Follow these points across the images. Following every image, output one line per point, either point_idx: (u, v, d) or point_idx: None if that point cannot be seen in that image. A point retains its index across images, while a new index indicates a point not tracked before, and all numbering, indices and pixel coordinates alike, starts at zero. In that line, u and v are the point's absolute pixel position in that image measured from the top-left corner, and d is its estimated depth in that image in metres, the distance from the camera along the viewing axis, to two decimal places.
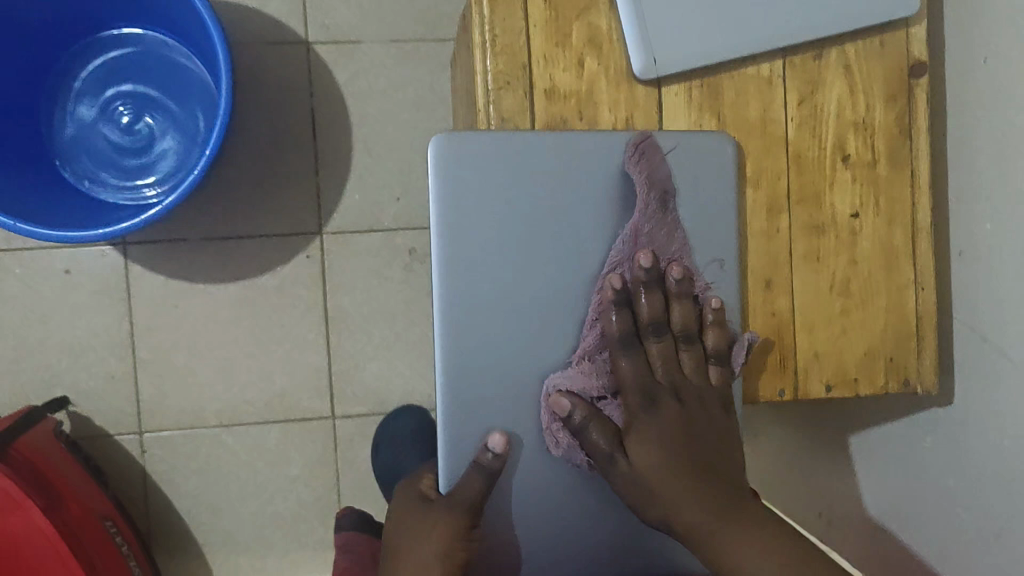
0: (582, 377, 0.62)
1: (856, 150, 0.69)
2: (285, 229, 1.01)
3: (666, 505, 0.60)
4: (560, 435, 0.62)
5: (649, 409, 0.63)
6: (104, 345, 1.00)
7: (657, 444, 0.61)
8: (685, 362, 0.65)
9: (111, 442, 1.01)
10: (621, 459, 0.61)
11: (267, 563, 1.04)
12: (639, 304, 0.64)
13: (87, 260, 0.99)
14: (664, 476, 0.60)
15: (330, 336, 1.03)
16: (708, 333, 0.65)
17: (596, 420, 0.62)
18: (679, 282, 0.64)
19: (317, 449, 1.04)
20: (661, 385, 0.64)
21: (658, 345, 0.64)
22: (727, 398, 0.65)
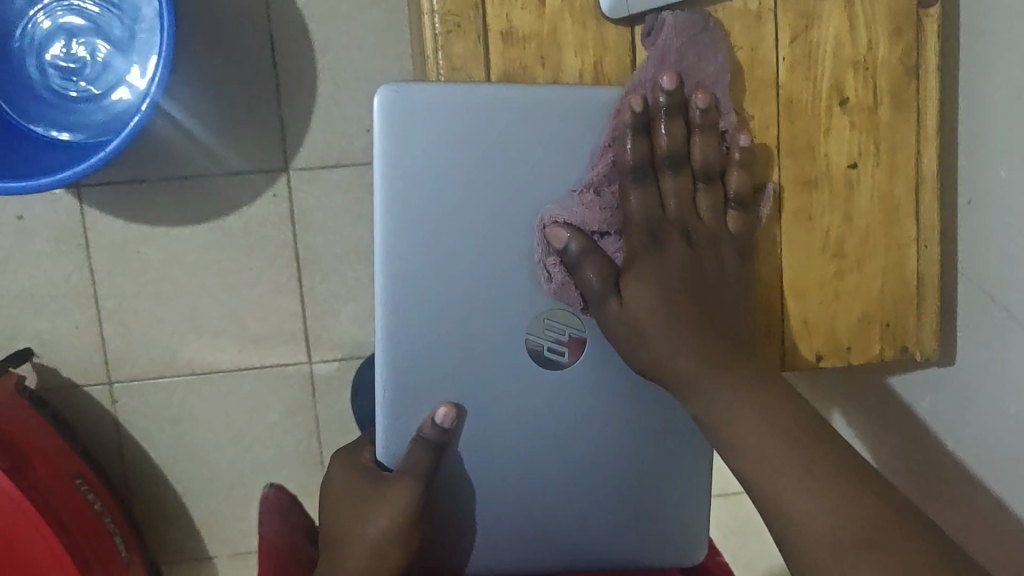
0: (585, 208, 0.57)
1: (855, 93, 0.62)
2: (248, 167, 0.94)
3: (654, 354, 0.56)
4: (553, 271, 0.57)
5: (657, 249, 0.59)
6: (66, 294, 0.95)
7: (656, 286, 0.57)
8: (703, 207, 0.61)
9: (80, 393, 0.97)
10: (616, 296, 0.57)
11: (249, 508, 1.03)
12: (657, 132, 0.59)
13: (40, 205, 0.93)
14: (660, 318, 0.57)
15: (303, 279, 0.97)
16: (732, 175, 0.61)
17: (593, 255, 0.57)
18: (703, 112, 0.59)
19: (295, 394, 1.01)
20: (669, 221, 0.60)
21: (674, 179, 0.60)
22: (745, 245, 0.61)
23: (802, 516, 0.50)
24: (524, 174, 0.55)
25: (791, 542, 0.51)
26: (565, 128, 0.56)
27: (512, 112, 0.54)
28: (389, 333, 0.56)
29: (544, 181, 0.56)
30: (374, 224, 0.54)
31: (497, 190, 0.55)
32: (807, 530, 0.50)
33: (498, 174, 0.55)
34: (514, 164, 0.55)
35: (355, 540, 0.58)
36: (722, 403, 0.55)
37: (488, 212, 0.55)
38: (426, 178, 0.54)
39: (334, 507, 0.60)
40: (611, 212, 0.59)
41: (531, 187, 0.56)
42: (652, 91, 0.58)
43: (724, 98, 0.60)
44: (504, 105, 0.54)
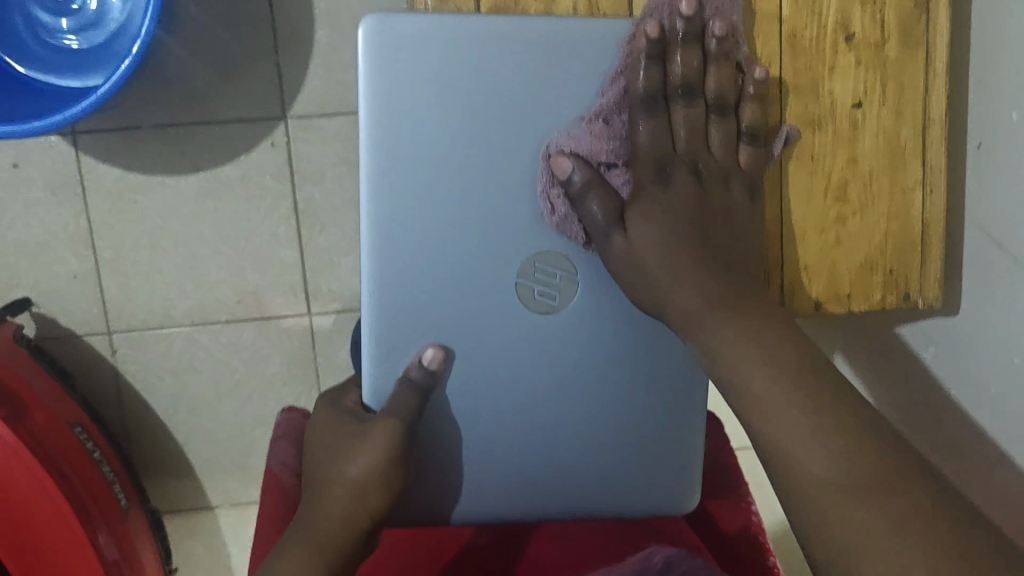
0: (595, 138, 0.56)
1: (862, 29, 0.60)
2: (246, 114, 0.92)
3: (665, 281, 0.54)
4: (557, 202, 0.55)
5: (664, 183, 0.57)
6: (63, 243, 0.94)
7: (659, 221, 0.56)
8: (713, 138, 0.59)
9: (79, 343, 0.97)
10: (620, 225, 0.56)
11: (249, 460, 1.03)
12: (671, 63, 0.57)
13: (35, 153, 0.91)
14: (662, 251, 0.55)
15: (301, 230, 0.96)
16: (743, 110, 0.59)
17: (597, 189, 0.56)
18: (719, 41, 0.57)
19: (294, 346, 1.00)
20: (676, 155, 0.58)
21: (684, 109, 0.58)
22: (755, 180, 0.59)
23: (801, 458, 0.47)
24: (517, 118, 0.54)
25: (786, 484, 0.48)
26: (560, 69, 0.54)
27: (504, 51, 0.53)
28: (375, 271, 0.55)
29: (538, 124, 0.54)
30: (359, 159, 0.53)
31: (487, 133, 0.53)
32: (803, 479, 0.46)
33: (489, 115, 0.53)
34: (506, 107, 0.53)
35: (337, 477, 0.57)
36: (733, 338, 0.52)
37: (477, 156, 0.54)
38: (414, 115, 0.52)
39: (315, 458, 0.59)
40: (619, 144, 0.57)
41: (524, 132, 0.54)
42: (669, 16, 0.57)
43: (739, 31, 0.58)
44: (495, 44, 0.52)
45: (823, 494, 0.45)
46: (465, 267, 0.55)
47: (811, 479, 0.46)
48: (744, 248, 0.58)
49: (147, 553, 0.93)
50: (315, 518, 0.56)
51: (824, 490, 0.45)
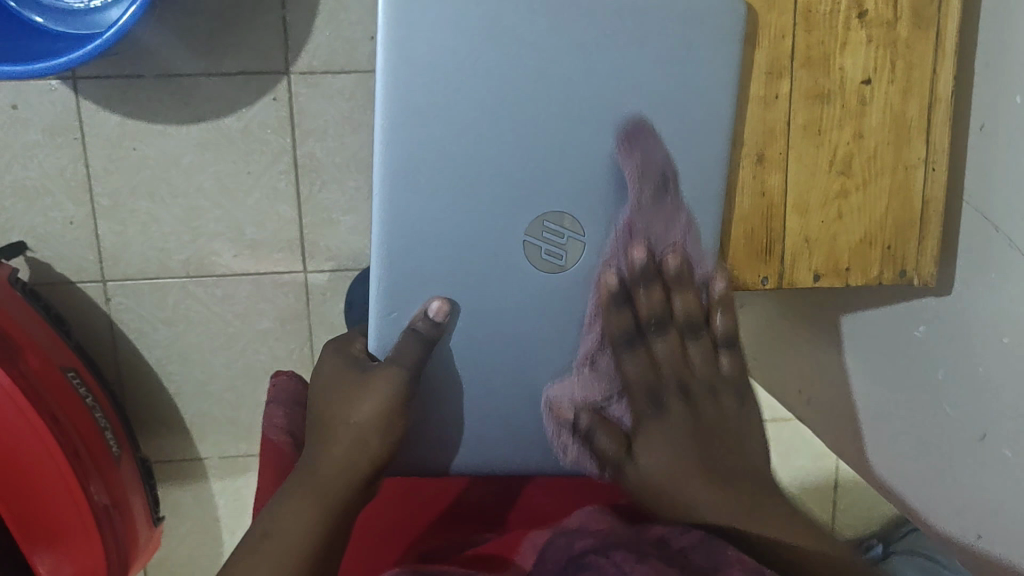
0: (586, 385, 0.62)
1: (876, 6, 0.61)
2: (248, 67, 0.92)
3: (685, 504, 0.58)
4: (567, 442, 0.64)
5: (659, 411, 0.62)
6: (60, 188, 0.94)
7: (665, 448, 0.60)
8: (693, 359, 0.63)
9: (73, 289, 0.97)
10: (631, 456, 0.61)
11: (240, 413, 1.04)
12: (639, 300, 0.61)
13: (34, 96, 0.90)
14: (671, 474, 0.59)
15: (301, 186, 0.96)
16: (715, 317, 0.63)
17: (602, 425, 0.62)
18: (676, 270, 0.61)
19: (289, 302, 1.01)
20: (667, 387, 0.62)
21: (663, 343, 0.62)
22: (741, 388, 0.63)
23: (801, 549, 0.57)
24: (520, 60, 0.54)
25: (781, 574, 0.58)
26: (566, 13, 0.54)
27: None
28: (385, 224, 0.56)
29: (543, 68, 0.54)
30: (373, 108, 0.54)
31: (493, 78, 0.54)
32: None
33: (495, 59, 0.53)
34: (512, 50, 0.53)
35: (341, 423, 0.58)
36: (769, 532, 0.56)
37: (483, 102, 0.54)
38: (422, 60, 0.53)
39: (315, 417, 0.60)
40: (614, 381, 0.63)
41: (529, 76, 0.54)
42: (631, 260, 0.60)
43: (695, 252, 0.62)
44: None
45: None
46: (468, 214, 0.56)
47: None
48: (738, 449, 0.61)
49: (137, 501, 0.94)
50: (315, 477, 0.57)
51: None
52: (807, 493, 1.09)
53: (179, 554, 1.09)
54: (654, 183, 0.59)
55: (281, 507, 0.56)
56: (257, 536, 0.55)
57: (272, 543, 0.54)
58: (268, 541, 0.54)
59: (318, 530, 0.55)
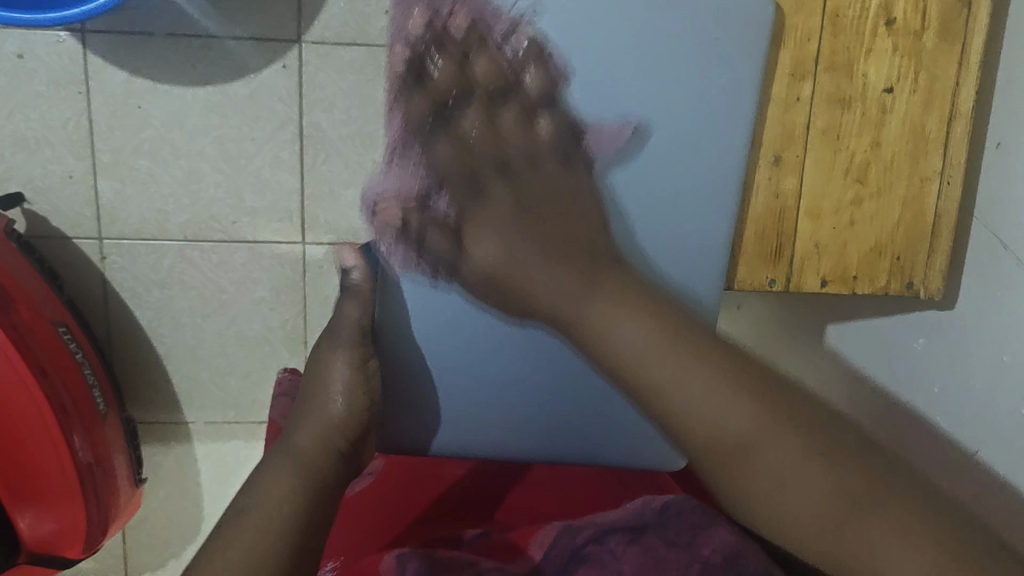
0: (394, 180, 0.63)
1: (904, 15, 0.64)
2: (260, 32, 0.91)
3: (522, 283, 0.55)
4: (394, 252, 0.64)
5: (478, 192, 0.58)
6: (61, 141, 0.92)
7: (492, 232, 0.56)
8: (505, 122, 0.59)
9: (69, 245, 0.96)
10: (462, 246, 0.59)
11: (229, 380, 1.04)
12: (431, 69, 0.60)
13: (41, 46, 0.89)
14: (504, 261, 0.56)
15: (304, 157, 0.96)
16: (528, 77, 0.61)
17: (432, 224, 0.61)
18: (464, 34, 0.60)
19: (285, 272, 1.00)
20: (485, 154, 0.59)
21: (472, 112, 0.59)
22: (563, 148, 0.60)
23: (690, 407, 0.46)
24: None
25: (682, 438, 0.47)
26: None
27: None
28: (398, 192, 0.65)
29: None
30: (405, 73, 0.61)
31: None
32: (725, 435, 0.45)
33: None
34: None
35: (313, 408, 0.64)
36: (597, 312, 0.50)
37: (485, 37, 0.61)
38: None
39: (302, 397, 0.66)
40: (428, 174, 0.61)
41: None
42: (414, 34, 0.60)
43: (489, 12, 0.60)
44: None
45: (740, 457, 0.45)
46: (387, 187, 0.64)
47: (714, 441, 0.45)
48: (575, 215, 0.57)
49: (121, 460, 0.94)
50: (291, 454, 0.59)
51: (722, 451, 0.45)
52: None
53: (158, 517, 1.09)
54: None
55: (260, 479, 0.56)
56: (237, 509, 0.54)
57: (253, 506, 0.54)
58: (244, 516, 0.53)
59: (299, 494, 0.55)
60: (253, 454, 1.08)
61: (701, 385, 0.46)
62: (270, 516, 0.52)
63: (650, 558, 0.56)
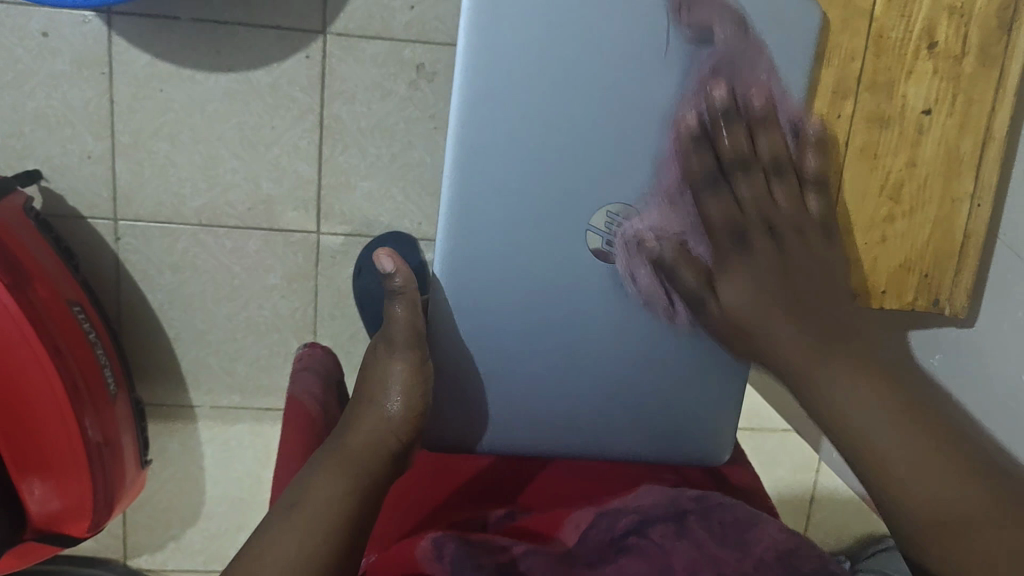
0: (666, 217, 0.65)
1: (945, 39, 0.66)
2: (285, 22, 0.91)
3: (766, 334, 0.62)
4: (641, 275, 0.65)
5: (743, 246, 0.65)
6: (81, 121, 0.92)
7: (746, 280, 0.64)
8: (779, 197, 0.66)
9: (85, 225, 0.96)
10: (711, 290, 0.65)
11: (237, 366, 1.04)
12: (719, 136, 0.65)
13: (66, 26, 0.89)
14: (752, 310, 0.63)
15: (323, 147, 0.96)
16: (806, 155, 0.67)
17: (684, 260, 0.66)
18: (759, 108, 0.64)
19: (298, 261, 1.00)
20: (752, 221, 0.65)
21: (749, 188, 0.66)
22: (829, 225, 0.67)
23: (903, 477, 0.53)
24: (521, 79, 0.60)
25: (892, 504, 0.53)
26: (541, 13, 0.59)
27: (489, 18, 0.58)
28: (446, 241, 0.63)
29: (544, 76, 0.60)
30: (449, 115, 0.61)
31: (504, 99, 0.60)
32: (908, 495, 0.52)
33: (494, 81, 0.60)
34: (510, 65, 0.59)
35: (372, 411, 0.65)
36: (829, 373, 0.58)
37: (479, 126, 0.60)
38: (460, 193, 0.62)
39: (362, 384, 0.67)
40: (692, 218, 0.66)
41: (539, 86, 0.60)
42: (709, 99, 0.63)
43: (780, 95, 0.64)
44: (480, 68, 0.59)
45: (947, 527, 0.51)
46: (643, 195, 0.64)
47: (933, 508, 0.52)
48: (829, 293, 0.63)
49: (128, 441, 0.94)
50: (344, 450, 0.61)
51: (938, 520, 0.51)
52: (785, 502, 1.12)
53: (159, 499, 1.09)
54: (731, 31, 0.61)
55: (311, 478, 0.59)
56: (287, 505, 0.57)
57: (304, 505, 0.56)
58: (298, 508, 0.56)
59: (348, 500, 0.58)
60: (257, 440, 1.08)
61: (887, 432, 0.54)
62: (319, 521, 0.55)
63: (701, 553, 0.54)
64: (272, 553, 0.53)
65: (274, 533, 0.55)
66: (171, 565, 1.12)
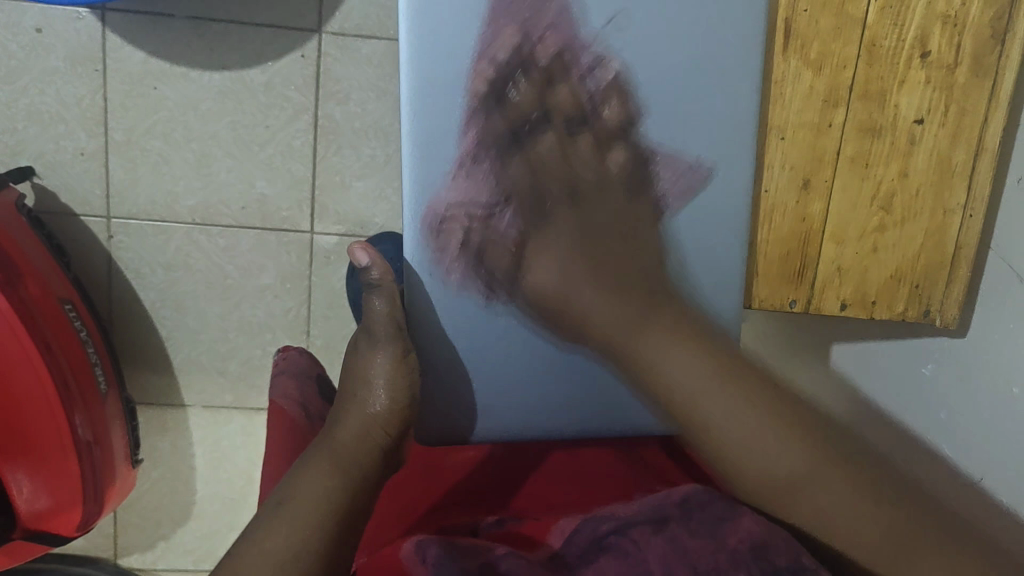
0: (471, 187, 0.61)
1: (938, 48, 0.65)
2: (281, 21, 0.91)
3: (578, 313, 0.61)
4: (453, 266, 0.61)
5: (544, 215, 0.63)
6: (74, 118, 0.92)
7: (554, 257, 0.62)
8: (571, 160, 0.64)
9: (77, 222, 0.96)
10: (523, 267, 0.62)
11: (228, 365, 1.04)
12: (512, 93, 0.61)
13: (61, 22, 0.89)
14: (560, 287, 0.62)
15: (317, 147, 0.95)
16: (606, 108, 0.62)
17: (489, 235, 0.62)
18: (552, 55, 0.61)
19: (291, 261, 1.00)
20: (551, 188, 0.63)
21: (543, 140, 0.63)
22: (637, 177, 0.63)
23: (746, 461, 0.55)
24: (467, 53, 0.58)
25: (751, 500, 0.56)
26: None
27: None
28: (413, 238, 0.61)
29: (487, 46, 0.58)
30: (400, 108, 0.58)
31: (452, 82, 0.58)
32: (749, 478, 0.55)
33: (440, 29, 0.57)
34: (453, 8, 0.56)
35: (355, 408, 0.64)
36: (653, 349, 0.58)
37: (433, 95, 0.58)
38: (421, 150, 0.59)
39: (348, 383, 0.66)
40: (494, 185, 0.61)
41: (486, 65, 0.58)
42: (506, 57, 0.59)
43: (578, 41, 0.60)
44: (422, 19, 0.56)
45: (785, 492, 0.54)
46: (443, 186, 0.60)
47: (767, 480, 0.55)
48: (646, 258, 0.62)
49: (119, 438, 0.94)
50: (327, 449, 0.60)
51: (775, 488, 0.54)
52: None
53: (150, 498, 1.08)
54: None
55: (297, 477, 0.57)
56: (274, 504, 0.55)
57: (292, 504, 0.54)
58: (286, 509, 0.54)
59: (335, 498, 0.56)
60: (248, 439, 1.08)
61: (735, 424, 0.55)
62: (305, 519, 0.53)
63: (673, 544, 0.51)
64: (257, 552, 0.51)
65: (261, 533, 0.53)
66: (162, 565, 1.12)
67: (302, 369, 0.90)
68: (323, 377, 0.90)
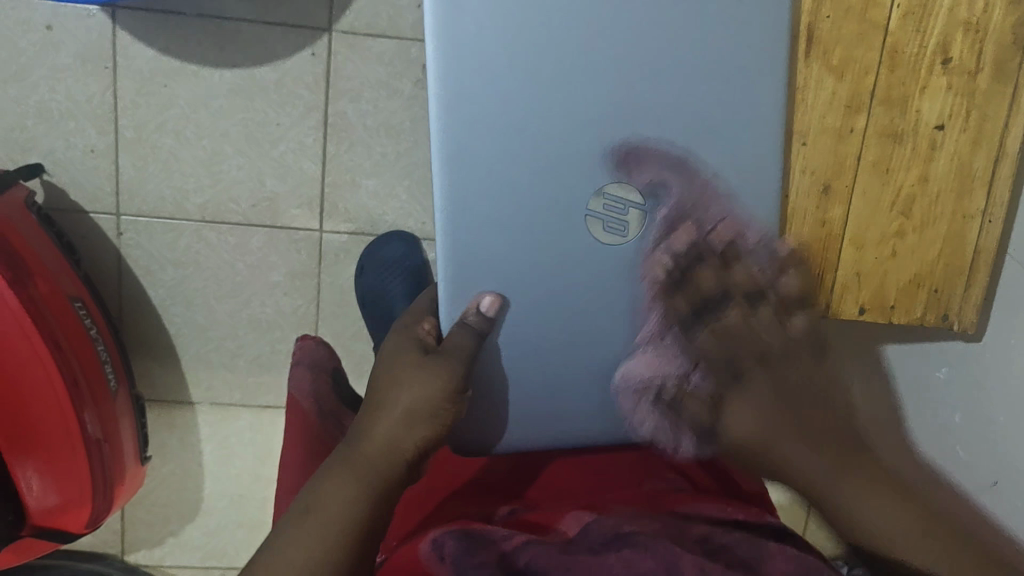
0: (656, 364, 0.60)
1: (960, 54, 0.65)
2: (292, 19, 0.91)
3: (782, 458, 0.54)
4: (645, 418, 0.62)
5: (739, 379, 0.58)
6: (85, 115, 0.92)
7: (754, 409, 0.56)
8: (762, 325, 0.59)
9: (87, 219, 0.96)
10: (719, 419, 0.58)
11: (238, 363, 1.04)
12: (687, 287, 0.60)
13: (71, 19, 0.88)
14: (766, 437, 0.55)
15: (328, 145, 0.95)
16: (781, 279, 0.63)
17: (686, 397, 0.60)
18: (723, 246, 0.60)
19: (301, 259, 1.00)
20: (745, 352, 0.58)
21: (736, 312, 0.59)
22: (816, 339, 0.61)
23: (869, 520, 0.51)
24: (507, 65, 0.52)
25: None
26: (492, 60, 0.52)
27: (451, 78, 0.52)
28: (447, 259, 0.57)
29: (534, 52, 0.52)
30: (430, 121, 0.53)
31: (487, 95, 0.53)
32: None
33: (469, 145, 0.54)
34: (480, 129, 0.53)
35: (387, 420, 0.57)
36: (847, 491, 0.51)
37: (465, 106, 0.53)
38: (459, 274, 0.57)
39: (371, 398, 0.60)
40: (685, 358, 0.60)
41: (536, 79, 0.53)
42: (677, 247, 0.59)
43: (747, 222, 0.60)
44: (447, 135, 0.53)
45: None
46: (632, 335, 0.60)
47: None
48: (828, 412, 0.56)
49: (127, 434, 0.94)
50: (357, 460, 0.55)
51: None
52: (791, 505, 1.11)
53: (158, 494, 1.09)
54: None
55: (321, 486, 0.54)
56: (298, 512, 0.52)
57: (315, 512, 0.51)
58: (310, 513, 0.51)
59: (360, 510, 0.52)
60: (257, 437, 1.08)
61: (899, 526, 0.49)
62: (327, 534, 0.50)
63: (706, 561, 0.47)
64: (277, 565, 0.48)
65: (279, 543, 0.50)
66: (169, 561, 1.12)
67: (319, 361, 0.90)
68: (337, 373, 0.90)
